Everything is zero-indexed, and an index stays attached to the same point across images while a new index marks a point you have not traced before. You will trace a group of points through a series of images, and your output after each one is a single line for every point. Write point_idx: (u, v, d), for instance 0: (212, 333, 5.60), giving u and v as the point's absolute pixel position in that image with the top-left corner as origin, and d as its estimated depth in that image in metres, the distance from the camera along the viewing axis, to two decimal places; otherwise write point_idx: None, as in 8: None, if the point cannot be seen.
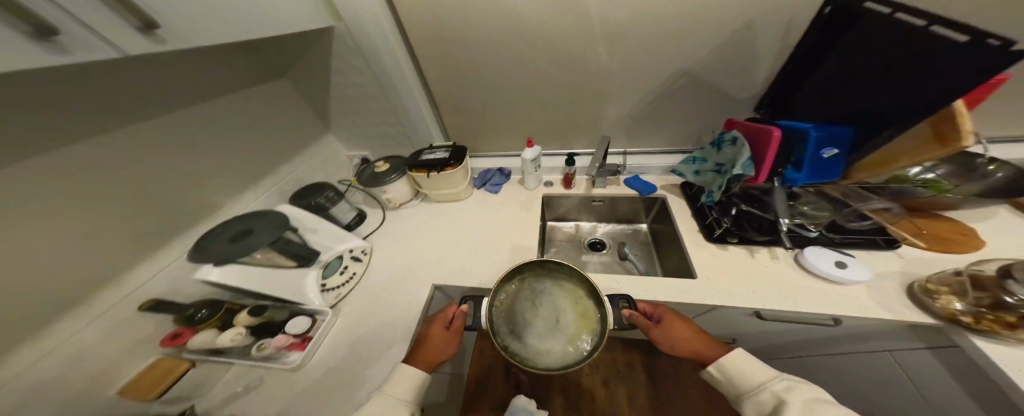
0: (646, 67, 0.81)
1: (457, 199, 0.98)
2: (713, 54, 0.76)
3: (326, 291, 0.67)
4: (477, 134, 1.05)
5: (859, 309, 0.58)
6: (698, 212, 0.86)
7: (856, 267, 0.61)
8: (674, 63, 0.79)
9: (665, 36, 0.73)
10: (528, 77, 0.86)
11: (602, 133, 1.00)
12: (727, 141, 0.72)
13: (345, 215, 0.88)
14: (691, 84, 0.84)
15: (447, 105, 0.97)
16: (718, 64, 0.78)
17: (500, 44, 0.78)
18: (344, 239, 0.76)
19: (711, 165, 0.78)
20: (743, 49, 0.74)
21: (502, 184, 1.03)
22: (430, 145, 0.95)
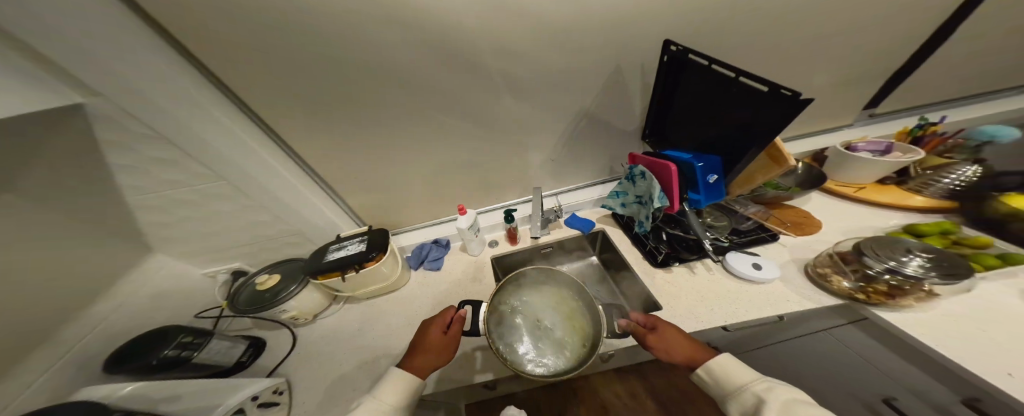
0: (549, 117, 0.85)
1: (393, 289, 0.82)
2: (598, 100, 0.86)
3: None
4: (399, 209, 0.94)
5: (787, 304, 0.68)
6: (636, 240, 0.91)
7: (768, 266, 0.73)
8: (573, 113, 0.87)
9: (558, 91, 0.80)
10: (437, 142, 0.80)
11: (530, 180, 1.01)
12: (638, 176, 0.80)
13: (229, 353, 0.60)
14: (592, 127, 0.93)
15: (353, 186, 0.83)
16: (605, 107, 0.88)
17: (394, 114, 0.71)
18: (241, 386, 0.50)
19: (632, 198, 0.85)
20: (622, 95, 0.87)
21: (443, 257, 0.92)
22: (337, 236, 0.79)
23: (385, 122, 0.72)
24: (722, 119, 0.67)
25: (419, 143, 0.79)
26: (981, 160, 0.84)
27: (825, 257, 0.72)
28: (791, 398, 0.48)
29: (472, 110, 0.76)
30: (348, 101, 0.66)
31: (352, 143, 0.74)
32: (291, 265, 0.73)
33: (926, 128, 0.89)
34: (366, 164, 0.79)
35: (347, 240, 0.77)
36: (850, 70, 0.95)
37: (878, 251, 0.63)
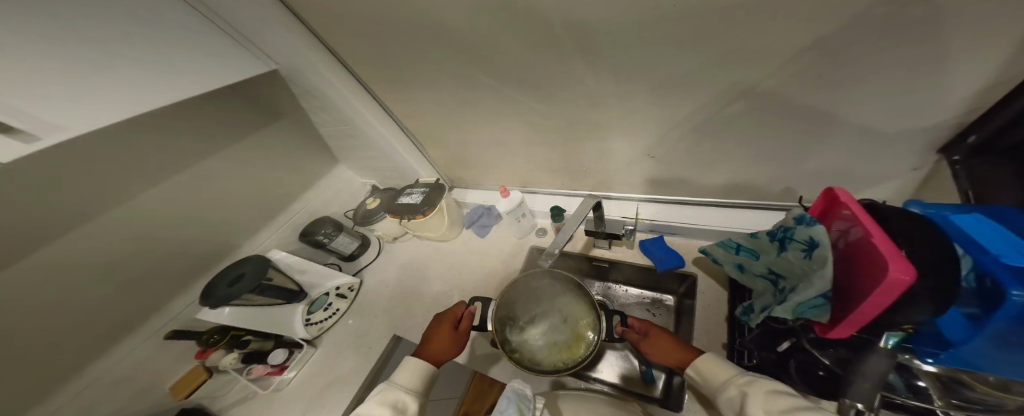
0: (654, 93, 0.51)
1: (446, 239, 0.97)
2: (791, 68, 0.40)
3: (309, 325, 0.83)
4: (469, 169, 0.98)
5: None
6: (733, 318, 0.57)
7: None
8: (715, 86, 0.46)
9: (689, 49, 0.42)
10: (492, 111, 0.69)
11: (610, 174, 0.74)
12: (797, 242, 0.39)
13: (349, 246, 0.99)
14: (753, 116, 0.49)
15: (431, 143, 0.92)
16: (808, 83, 0.41)
17: (448, 78, 0.65)
18: (332, 278, 0.90)
19: (760, 268, 0.46)
20: (885, 55, 0.35)
21: (491, 226, 0.95)
22: (415, 182, 0.96)
23: (445, 88, 0.68)
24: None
25: (476, 111, 0.72)
26: None
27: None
28: (779, 389, 0.36)
29: (534, 76, 0.56)
30: (412, 66, 0.65)
31: (425, 107, 0.77)
32: (386, 194, 0.99)
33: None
34: (438, 128, 0.84)
35: (415, 188, 0.92)
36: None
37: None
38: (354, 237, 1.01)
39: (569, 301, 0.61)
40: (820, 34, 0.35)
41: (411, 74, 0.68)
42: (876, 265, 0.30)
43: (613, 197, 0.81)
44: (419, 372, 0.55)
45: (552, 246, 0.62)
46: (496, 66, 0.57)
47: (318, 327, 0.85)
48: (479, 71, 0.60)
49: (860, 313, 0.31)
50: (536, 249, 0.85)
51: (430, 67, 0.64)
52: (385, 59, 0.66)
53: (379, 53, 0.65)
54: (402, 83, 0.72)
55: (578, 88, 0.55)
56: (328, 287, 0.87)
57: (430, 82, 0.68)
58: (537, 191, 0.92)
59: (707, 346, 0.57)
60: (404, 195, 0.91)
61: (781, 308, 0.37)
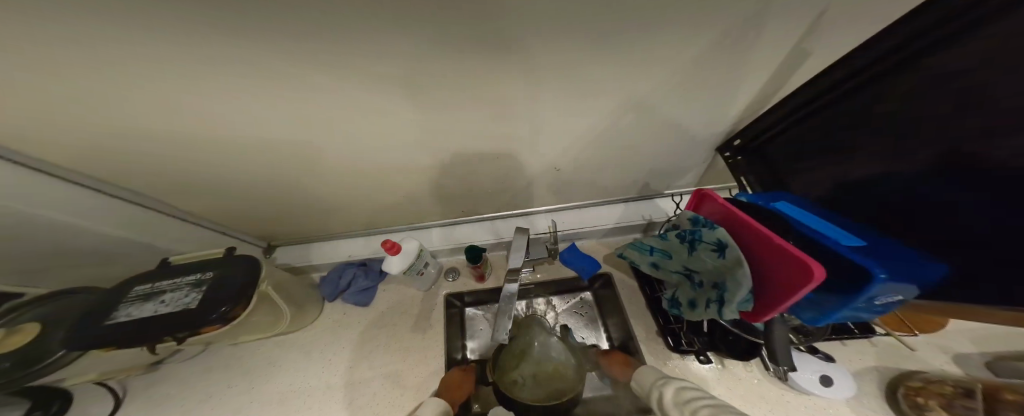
0: (559, 111, 0.44)
1: (292, 329, 0.61)
2: (667, 88, 0.41)
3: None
4: (307, 213, 0.62)
5: None
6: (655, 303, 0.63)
7: (840, 378, 0.50)
8: (621, 114, 0.46)
9: (608, 74, 0.38)
10: (329, 126, 0.42)
11: (514, 194, 0.65)
12: (705, 244, 0.43)
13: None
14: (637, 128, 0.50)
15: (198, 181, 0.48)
16: (677, 101, 0.44)
17: (197, 70, 0.31)
18: None
19: (675, 265, 0.50)
20: (728, 83, 0.42)
21: (374, 285, 0.67)
22: (165, 264, 0.48)
23: (234, 98, 0.36)
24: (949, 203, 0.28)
25: (315, 135, 0.43)
26: None
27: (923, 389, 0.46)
28: (684, 385, 0.46)
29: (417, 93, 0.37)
30: (96, 51, 0.28)
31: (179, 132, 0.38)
32: (83, 306, 0.46)
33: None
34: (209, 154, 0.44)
35: (178, 276, 0.46)
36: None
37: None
38: None
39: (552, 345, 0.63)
40: (695, 56, 0.36)
41: (100, 62, 0.29)
42: (781, 262, 0.33)
43: (518, 213, 0.73)
44: (433, 404, 0.48)
45: (499, 317, 0.50)
46: (343, 68, 0.33)
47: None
48: (274, 63, 0.31)
49: (782, 303, 0.33)
50: (452, 295, 0.69)
51: (158, 56, 0.29)
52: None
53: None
54: (87, 87, 0.32)
55: (484, 113, 0.42)
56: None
57: (174, 82, 0.32)
58: (429, 226, 0.71)
59: (642, 338, 0.61)
60: (134, 304, 0.43)
61: (722, 309, 0.40)
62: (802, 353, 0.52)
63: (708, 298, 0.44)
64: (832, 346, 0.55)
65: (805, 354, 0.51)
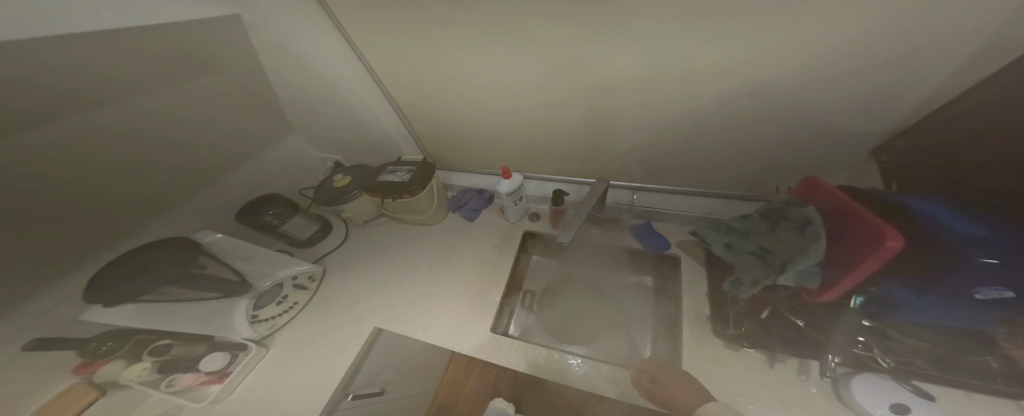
0: (678, 87, 0.52)
1: (429, 223, 0.92)
2: (805, 68, 0.44)
3: (257, 323, 0.67)
4: (457, 152, 0.93)
5: None
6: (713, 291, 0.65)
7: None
8: (727, 90, 0.50)
9: (745, 44, 0.43)
10: (502, 88, 0.63)
11: (607, 163, 0.76)
12: (790, 222, 0.46)
13: (304, 230, 0.88)
14: (756, 107, 0.52)
15: (419, 117, 0.82)
16: (815, 80, 0.45)
17: (463, 45, 0.55)
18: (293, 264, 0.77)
19: (750, 245, 0.52)
20: (895, 63, 0.40)
21: (481, 210, 0.93)
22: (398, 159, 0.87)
23: (443, 68, 0.62)
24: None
25: (492, 94, 0.66)
26: None
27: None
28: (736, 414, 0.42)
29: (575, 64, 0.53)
30: (404, 37, 0.58)
31: (437, 84, 0.68)
32: (356, 172, 0.89)
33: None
34: (435, 100, 0.73)
35: (401, 165, 0.84)
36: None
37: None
38: (313, 218, 0.91)
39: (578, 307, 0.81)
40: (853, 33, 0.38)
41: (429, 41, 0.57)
42: (858, 239, 0.37)
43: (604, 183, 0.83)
44: None
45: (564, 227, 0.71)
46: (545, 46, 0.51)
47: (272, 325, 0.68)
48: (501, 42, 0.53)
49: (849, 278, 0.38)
50: (530, 233, 0.86)
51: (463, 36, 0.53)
52: (363, 25, 0.56)
53: (359, 12, 0.55)
54: (390, 55, 0.63)
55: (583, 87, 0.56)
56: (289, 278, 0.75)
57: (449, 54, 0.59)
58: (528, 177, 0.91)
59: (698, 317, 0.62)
60: (386, 174, 0.82)
61: (780, 278, 0.43)
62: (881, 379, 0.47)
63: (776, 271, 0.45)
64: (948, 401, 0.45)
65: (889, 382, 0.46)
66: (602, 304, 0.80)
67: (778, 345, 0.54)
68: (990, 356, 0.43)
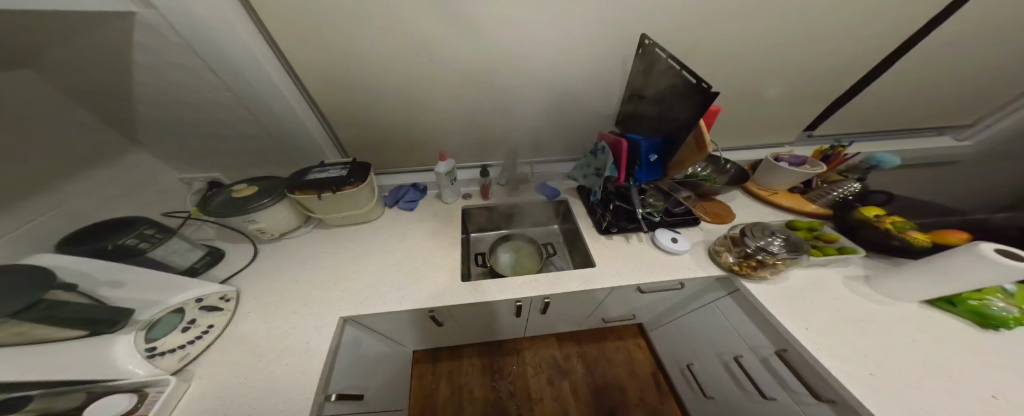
0: (533, 103, 0.95)
1: (368, 220, 1.00)
2: (580, 94, 0.94)
3: (157, 357, 0.50)
4: (385, 152, 1.06)
5: (690, 271, 0.90)
6: (588, 209, 1.09)
7: (681, 239, 0.93)
8: (555, 104, 0.96)
9: (553, 84, 0.89)
10: (425, 101, 0.87)
11: (507, 151, 1.13)
12: (599, 151, 0.94)
13: (186, 256, 0.70)
14: (570, 115, 1.02)
15: (341, 122, 0.90)
16: (586, 100, 0.97)
17: (391, 69, 0.77)
18: (198, 284, 0.62)
19: (592, 170, 0.99)
20: (607, 93, 0.96)
21: (417, 200, 1.10)
22: (321, 162, 0.92)
23: (370, 78, 0.78)
24: (663, 118, 0.78)
25: (418, 107, 0.89)
26: (865, 181, 1.06)
27: (723, 239, 0.93)
28: None
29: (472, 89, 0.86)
30: (334, 58, 0.72)
31: (363, 95, 0.83)
32: (271, 179, 0.85)
33: (836, 148, 1.09)
34: (361, 108, 0.87)
35: (328, 167, 0.91)
36: (798, 99, 1.05)
37: (756, 234, 0.84)
38: (196, 244, 0.73)
39: (517, 252, 1.13)
40: (589, 81, 0.90)
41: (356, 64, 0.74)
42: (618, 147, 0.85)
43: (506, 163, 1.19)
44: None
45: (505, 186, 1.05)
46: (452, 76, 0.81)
47: (179, 358, 0.52)
48: (422, 71, 0.78)
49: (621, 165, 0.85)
50: (466, 208, 1.12)
51: (387, 63, 0.75)
52: (285, 38, 0.66)
53: (284, 36, 0.65)
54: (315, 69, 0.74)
55: (484, 95, 0.88)
56: (195, 300, 0.59)
57: (373, 74, 0.77)
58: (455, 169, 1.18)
59: (585, 227, 1.03)
60: (316, 173, 0.87)
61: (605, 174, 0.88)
62: (663, 229, 0.96)
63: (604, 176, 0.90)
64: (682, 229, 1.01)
65: (665, 229, 0.96)
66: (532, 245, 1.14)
67: (623, 222, 1.00)
68: (679, 206, 1.03)
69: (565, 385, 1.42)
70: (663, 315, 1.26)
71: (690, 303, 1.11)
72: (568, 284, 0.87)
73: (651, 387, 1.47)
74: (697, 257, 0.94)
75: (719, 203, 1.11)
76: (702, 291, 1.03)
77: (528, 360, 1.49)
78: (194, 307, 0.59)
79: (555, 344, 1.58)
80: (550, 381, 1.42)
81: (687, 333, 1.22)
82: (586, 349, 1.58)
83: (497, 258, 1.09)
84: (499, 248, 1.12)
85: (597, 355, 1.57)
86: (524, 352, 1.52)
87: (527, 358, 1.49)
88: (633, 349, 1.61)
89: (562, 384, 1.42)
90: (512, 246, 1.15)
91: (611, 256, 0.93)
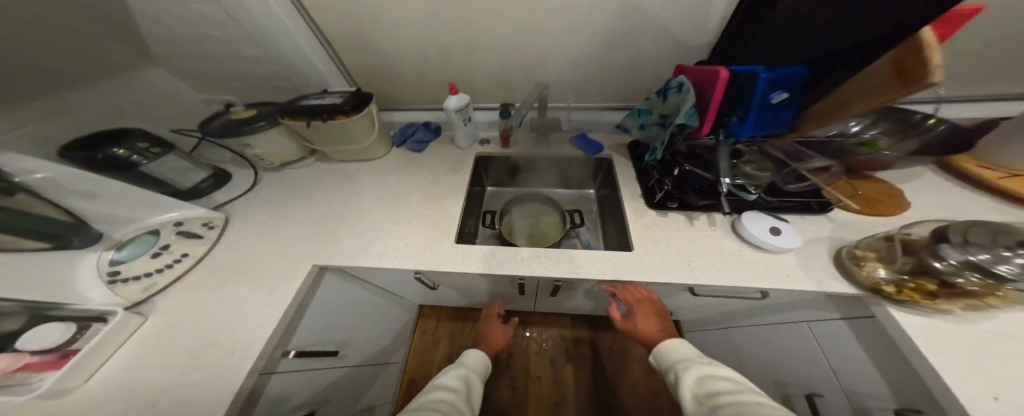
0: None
1: (372, 158, 0.91)
2: None
3: (119, 283, 0.51)
4: (394, 80, 0.90)
5: (791, 283, 0.56)
6: (641, 172, 0.77)
7: (789, 232, 0.57)
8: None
9: None
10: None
11: (540, 82, 0.85)
12: (672, 89, 0.60)
13: (186, 176, 0.70)
14: (643, 21, 0.66)
15: (339, 37, 0.75)
16: None
17: None
18: (177, 208, 0.61)
19: (655, 118, 0.66)
20: None
21: (427, 142, 0.94)
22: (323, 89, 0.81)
23: None
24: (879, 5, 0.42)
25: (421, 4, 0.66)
26: None
27: (878, 242, 0.53)
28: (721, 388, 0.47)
29: None
30: None
31: None
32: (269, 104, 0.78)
33: None
34: (356, 12, 0.68)
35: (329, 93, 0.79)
36: None
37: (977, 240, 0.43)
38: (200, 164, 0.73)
39: (536, 216, 0.94)
40: None
41: None
42: (711, 80, 0.53)
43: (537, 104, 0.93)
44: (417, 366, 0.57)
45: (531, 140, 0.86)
46: None
47: (144, 287, 0.52)
48: None
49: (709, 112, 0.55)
50: (481, 157, 0.92)
51: None
52: None
53: None
54: None
55: None
56: (173, 225, 0.60)
57: None
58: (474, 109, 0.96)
59: (631, 195, 0.73)
60: (314, 98, 0.76)
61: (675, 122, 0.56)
62: (760, 212, 0.60)
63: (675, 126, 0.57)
64: (799, 220, 0.62)
65: (763, 212, 0.60)
66: (556, 208, 0.94)
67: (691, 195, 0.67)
68: (803, 182, 0.64)
69: (568, 369, 1.34)
70: (713, 321, 0.97)
71: (760, 315, 0.80)
72: (590, 269, 0.64)
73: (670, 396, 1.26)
74: (809, 262, 0.58)
75: (881, 184, 0.66)
76: (790, 305, 0.70)
77: (534, 337, 1.41)
78: (168, 231, 0.59)
79: (563, 324, 1.45)
80: (551, 366, 1.34)
81: (742, 349, 0.93)
82: (600, 336, 1.42)
83: (509, 222, 0.90)
84: (513, 208, 0.94)
85: (612, 344, 1.39)
86: (532, 328, 1.44)
87: (534, 336, 1.42)
88: None
89: (564, 369, 1.34)
90: (530, 208, 0.95)
91: (661, 241, 0.65)
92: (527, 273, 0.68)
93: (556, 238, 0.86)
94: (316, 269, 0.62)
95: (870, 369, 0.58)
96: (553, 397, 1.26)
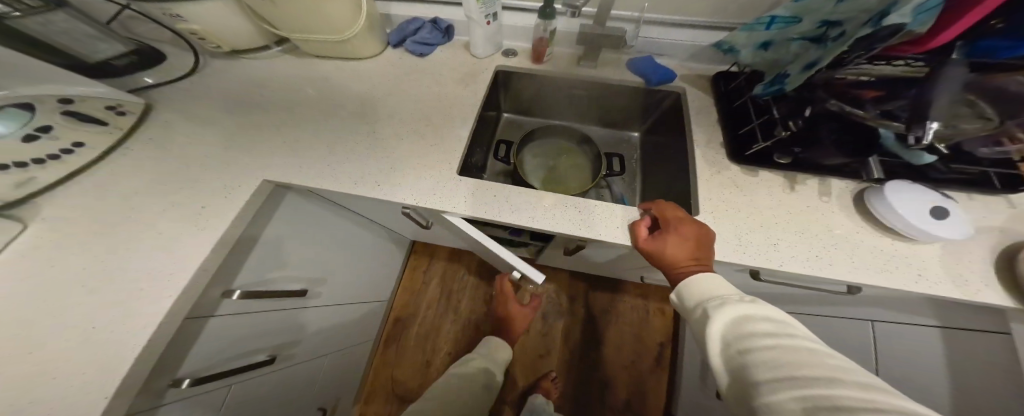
0: None
1: (358, 58, 0.71)
2: None
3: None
4: None
5: (928, 287, 0.39)
6: (730, 117, 0.54)
7: (956, 215, 0.38)
8: None
9: None
10: None
11: None
12: None
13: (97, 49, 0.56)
14: None
15: None
16: None
17: None
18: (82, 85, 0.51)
19: (803, 28, 0.40)
20: None
21: (434, 45, 0.71)
22: None
23: None
24: None
25: None
26: None
27: None
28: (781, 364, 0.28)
29: None
30: None
31: None
32: None
33: None
34: None
35: None
36: None
37: None
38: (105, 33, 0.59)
39: (559, 159, 0.77)
40: None
41: None
42: None
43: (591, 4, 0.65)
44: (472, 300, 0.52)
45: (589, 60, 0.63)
46: None
47: (18, 182, 0.45)
48: None
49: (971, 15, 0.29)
50: (503, 71, 0.70)
51: None
52: None
53: None
54: None
55: None
56: (57, 101, 0.44)
57: None
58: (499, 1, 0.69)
59: (705, 142, 0.53)
60: None
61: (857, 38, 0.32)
62: (911, 183, 0.41)
63: (840, 47, 0.33)
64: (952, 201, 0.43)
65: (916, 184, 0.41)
66: (586, 152, 0.76)
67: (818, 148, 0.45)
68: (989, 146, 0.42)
69: (559, 325, 1.29)
70: None
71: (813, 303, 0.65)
72: (604, 230, 0.50)
73: (653, 358, 1.22)
74: (955, 261, 0.41)
75: None
76: (870, 300, 0.52)
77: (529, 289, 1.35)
78: (53, 109, 0.44)
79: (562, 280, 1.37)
80: (543, 319, 1.30)
81: None
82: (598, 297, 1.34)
83: (525, 162, 0.75)
84: (530, 147, 0.77)
85: (609, 306, 1.32)
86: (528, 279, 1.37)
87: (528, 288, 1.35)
88: (654, 312, 1.29)
89: (555, 324, 1.29)
90: (552, 148, 0.78)
91: (740, 207, 0.47)
92: (545, 228, 0.52)
93: (579, 193, 0.73)
94: (268, 185, 0.57)
95: (947, 386, 0.46)
96: (538, 348, 1.25)
